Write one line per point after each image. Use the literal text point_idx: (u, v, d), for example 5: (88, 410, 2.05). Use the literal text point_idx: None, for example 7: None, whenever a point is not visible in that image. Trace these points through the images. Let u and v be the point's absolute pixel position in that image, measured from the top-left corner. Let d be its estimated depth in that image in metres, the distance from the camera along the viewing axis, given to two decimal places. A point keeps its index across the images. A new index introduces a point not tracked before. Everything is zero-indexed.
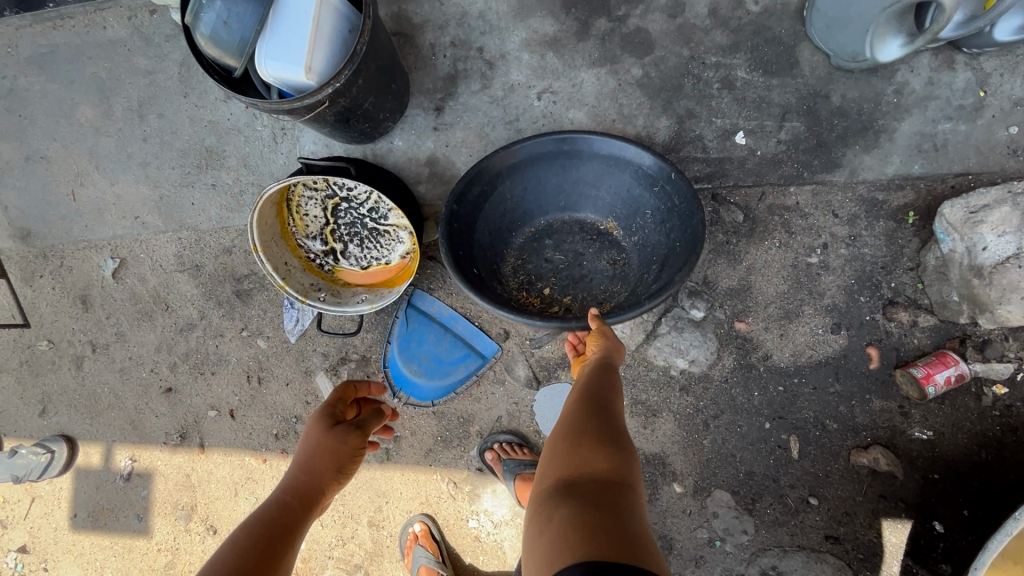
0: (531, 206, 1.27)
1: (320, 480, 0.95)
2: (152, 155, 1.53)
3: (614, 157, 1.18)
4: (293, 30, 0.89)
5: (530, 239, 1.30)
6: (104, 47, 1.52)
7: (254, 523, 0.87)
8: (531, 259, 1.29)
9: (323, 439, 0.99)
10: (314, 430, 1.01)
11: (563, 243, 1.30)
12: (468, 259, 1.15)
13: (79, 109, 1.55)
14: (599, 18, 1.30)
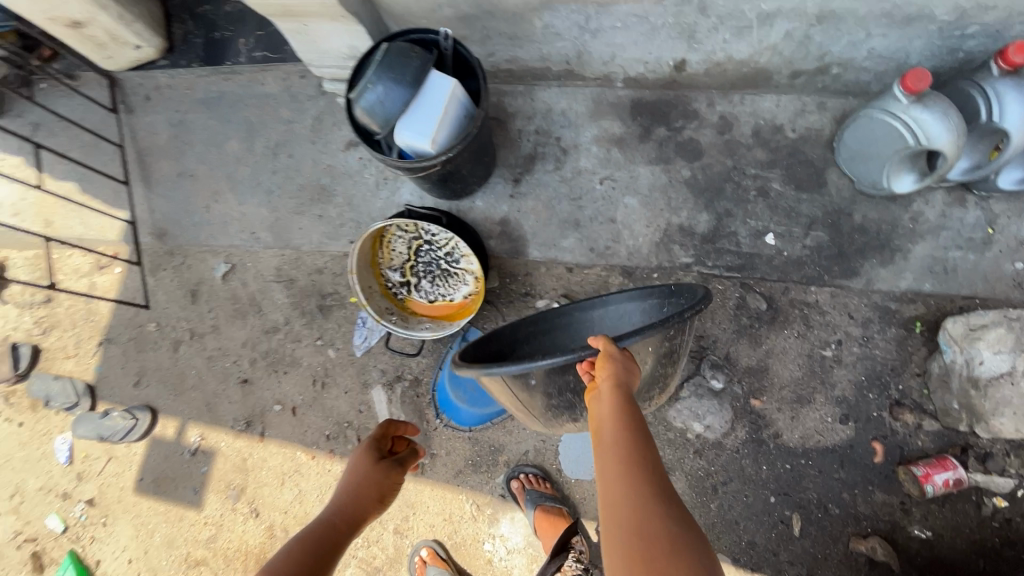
0: None
1: (364, 508, 1.11)
2: (277, 185, 1.87)
3: (617, 309, 1.29)
4: (429, 112, 1.19)
5: None
6: (260, 99, 1.92)
7: (305, 547, 1.01)
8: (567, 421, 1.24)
9: (368, 473, 1.14)
10: (359, 463, 1.16)
11: None
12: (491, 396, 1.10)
13: (229, 143, 1.92)
14: (659, 126, 1.57)
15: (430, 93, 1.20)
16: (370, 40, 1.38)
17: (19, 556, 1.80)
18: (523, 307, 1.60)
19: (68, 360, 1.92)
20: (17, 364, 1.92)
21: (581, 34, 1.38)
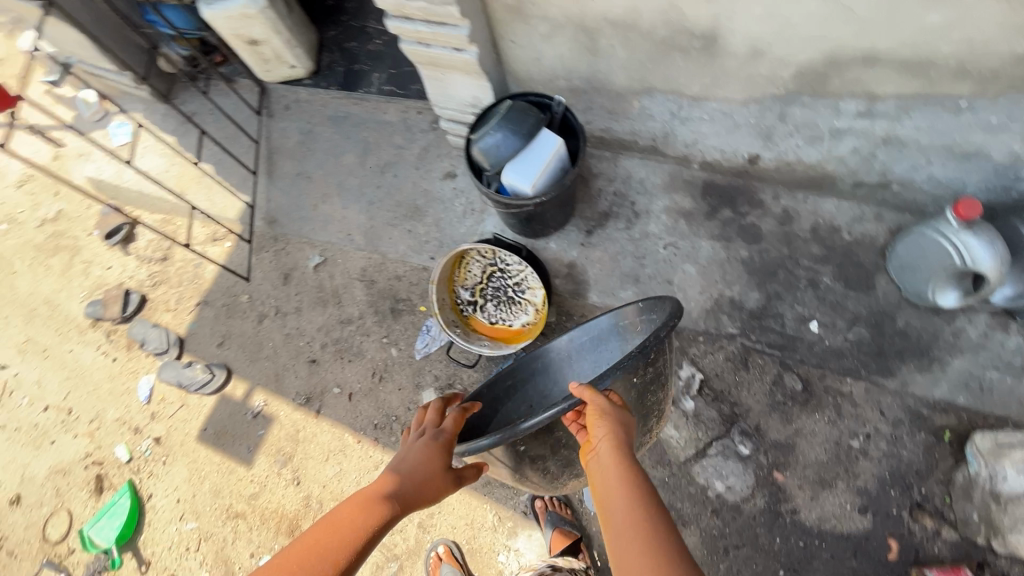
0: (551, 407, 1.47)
1: (417, 505, 1.06)
2: (378, 198, 2.14)
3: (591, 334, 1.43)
4: (535, 161, 1.40)
5: None
6: (380, 124, 2.23)
7: (353, 522, 0.97)
8: None
9: (431, 472, 1.09)
10: (424, 458, 1.11)
11: None
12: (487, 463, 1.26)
13: (345, 156, 2.23)
14: (726, 208, 1.75)
15: (538, 145, 1.41)
16: (491, 95, 1.64)
17: (83, 475, 2.00)
18: None
19: (168, 312, 2.20)
20: (126, 307, 2.21)
21: (672, 120, 1.60)
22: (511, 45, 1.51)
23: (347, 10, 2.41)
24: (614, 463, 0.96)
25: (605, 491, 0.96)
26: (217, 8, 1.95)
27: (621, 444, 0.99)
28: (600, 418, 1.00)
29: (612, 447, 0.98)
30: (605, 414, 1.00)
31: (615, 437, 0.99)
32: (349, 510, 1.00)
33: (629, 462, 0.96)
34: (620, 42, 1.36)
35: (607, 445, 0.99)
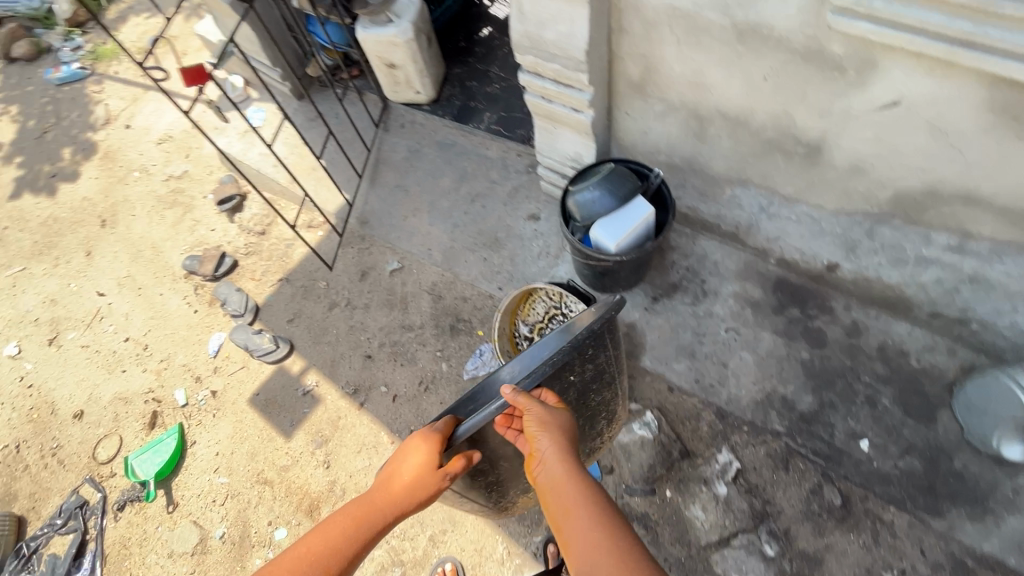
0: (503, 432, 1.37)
1: (412, 506, 1.06)
2: (463, 222, 2.29)
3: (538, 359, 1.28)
4: (624, 222, 1.50)
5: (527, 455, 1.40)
6: (480, 158, 2.42)
7: (346, 531, 1.02)
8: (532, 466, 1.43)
9: (419, 475, 1.05)
10: (413, 460, 1.06)
11: None
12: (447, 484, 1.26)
13: (443, 178, 2.41)
14: (795, 307, 1.77)
15: (631, 209, 1.51)
16: (594, 155, 1.78)
17: (140, 408, 2.17)
18: None
19: (252, 281, 2.40)
20: (219, 268, 2.43)
21: (759, 213, 1.67)
22: (625, 117, 1.64)
23: (475, 54, 2.67)
24: (558, 465, 1.04)
25: (554, 498, 1.02)
26: (371, 33, 2.22)
27: (566, 450, 1.06)
28: (540, 424, 1.07)
29: (555, 451, 1.05)
30: (544, 421, 1.07)
31: (555, 442, 1.06)
32: (343, 518, 1.04)
33: (574, 465, 1.03)
34: (726, 134, 1.46)
35: (549, 452, 1.06)
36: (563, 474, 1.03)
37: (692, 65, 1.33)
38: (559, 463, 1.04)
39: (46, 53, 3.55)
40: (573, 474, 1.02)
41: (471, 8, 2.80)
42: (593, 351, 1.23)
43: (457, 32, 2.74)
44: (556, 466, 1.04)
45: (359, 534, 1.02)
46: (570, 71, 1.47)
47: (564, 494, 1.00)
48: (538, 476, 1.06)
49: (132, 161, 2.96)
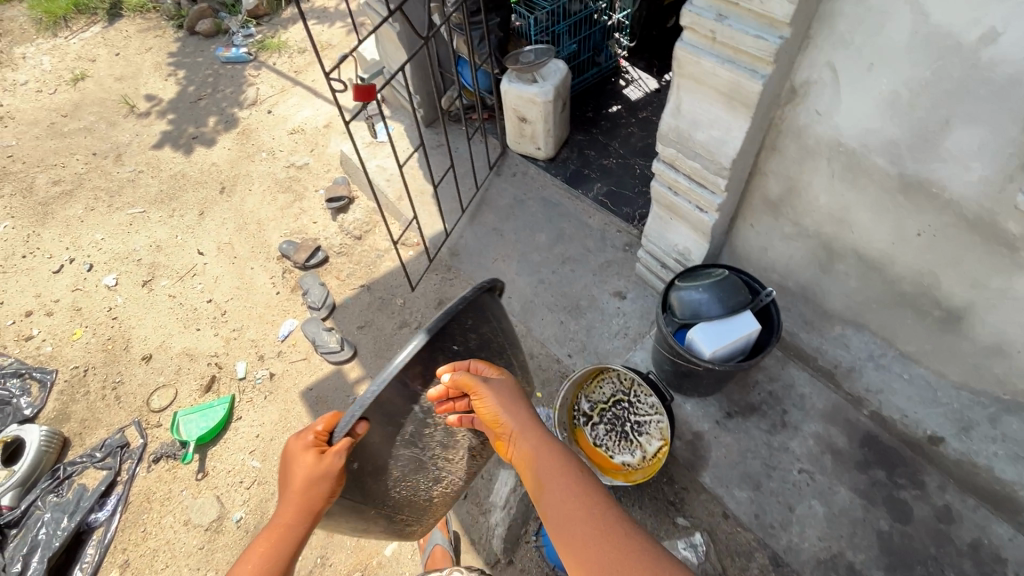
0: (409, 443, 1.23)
1: (320, 502, 1.05)
2: (549, 279, 2.30)
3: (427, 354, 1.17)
4: (728, 331, 1.45)
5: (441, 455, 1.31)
6: (580, 224, 2.45)
7: (263, 551, 1.04)
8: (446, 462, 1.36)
9: (304, 473, 1.02)
10: (294, 461, 1.04)
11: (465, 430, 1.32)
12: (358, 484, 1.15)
13: (539, 232, 2.45)
14: (881, 469, 1.63)
15: (736, 320, 1.47)
16: (704, 254, 1.76)
17: (202, 369, 2.26)
18: (663, 511, 1.66)
19: (336, 280, 2.50)
20: (310, 259, 2.55)
21: (866, 361, 1.57)
22: (747, 228, 1.62)
23: (600, 126, 2.76)
24: (526, 438, 1.14)
25: (528, 470, 1.13)
26: (515, 87, 2.35)
27: (530, 423, 1.17)
28: (497, 403, 1.14)
29: (520, 423, 1.16)
30: (502, 400, 1.16)
31: (516, 415, 1.16)
32: (261, 543, 1.06)
33: (541, 434, 1.15)
34: (855, 274, 1.41)
35: (516, 427, 1.16)
36: (534, 446, 1.14)
37: (842, 200, 1.30)
38: (525, 433, 1.15)
39: (222, 33, 4.00)
40: (543, 445, 1.13)
41: (606, 84, 2.93)
42: (473, 316, 1.24)
43: (587, 102, 2.86)
44: (524, 441, 1.14)
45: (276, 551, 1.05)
46: (710, 173, 1.48)
47: (536, 464, 1.12)
48: (510, 450, 1.17)
49: (263, 142, 3.22)
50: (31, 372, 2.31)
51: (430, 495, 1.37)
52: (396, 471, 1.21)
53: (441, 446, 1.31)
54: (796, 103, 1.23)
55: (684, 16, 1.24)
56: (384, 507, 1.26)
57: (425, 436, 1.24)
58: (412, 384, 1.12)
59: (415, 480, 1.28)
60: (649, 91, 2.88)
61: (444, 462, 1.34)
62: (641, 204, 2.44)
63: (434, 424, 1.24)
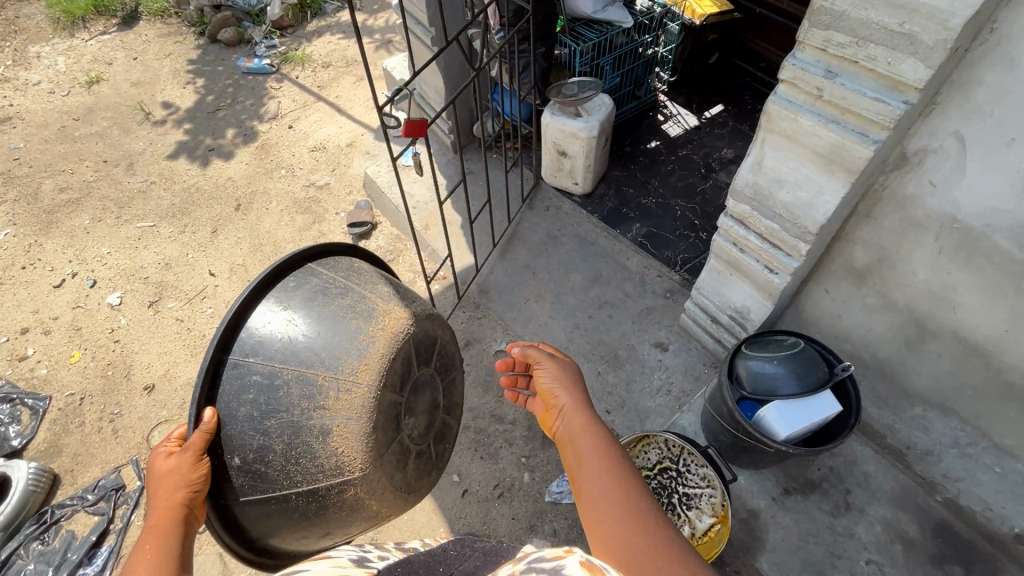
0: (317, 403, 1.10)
1: (188, 496, 0.95)
2: (584, 324, 2.16)
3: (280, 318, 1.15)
4: (806, 413, 1.32)
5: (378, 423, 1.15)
6: (618, 266, 2.31)
7: (149, 556, 0.84)
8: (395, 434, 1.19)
9: (161, 472, 0.95)
10: (152, 473, 0.96)
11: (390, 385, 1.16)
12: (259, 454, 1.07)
13: (574, 273, 2.32)
14: (959, 565, 1.47)
15: (814, 400, 1.33)
16: (765, 315, 1.63)
17: None
18: None
19: None
20: None
21: (949, 447, 1.43)
22: (820, 293, 1.49)
23: (638, 162, 2.65)
24: (574, 412, 1.21)
25: (570, 441, 1.17)
26: (557, 120, 2.23)
27: (582, 403, 1.24)
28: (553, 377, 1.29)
29: (574, 405, 1.23)
30: (560, 378, 1.28)
31: (572, 396, 1.25)
32: (144, 550, 0.85)
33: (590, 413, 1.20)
34: (950, 357, 1.27)
35: (569, 406, 1.23)
36: (581, 424, 1.18)
37: (946, 279, 1.17)
38: (577, 415, 1.20)
39: (244, 43, 3.90)
40: (588, 419, 1.17)
41: (644, 118, 2.83)
42: (293, 277, 1.21)
43: (624, 136, 2.76)
44: (572, 414, 1.21)
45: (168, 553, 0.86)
46: (788, 236, 1.36)
47: (580, 439, 1.14)
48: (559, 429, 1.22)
49: (282, 159, 3.10)
50: (22, 398, 2.14)
51: (331, 451, 1.09)
52: (277, 444, 1.07)
53: (310, 400, 1.09)
54: (905, 172, 1.11)
55: (785, 71, 1.12)
56: (294, 482, 1.08)
57: (281, 398, 1.09)
58: (242, 356, 1.10)
59: (306, 442, 1.08)
60: (688, 128, 2.78)
61: (327, 416, 1.09)
62: (683, 247, 2.32)
63: (288, 385, 1.09)
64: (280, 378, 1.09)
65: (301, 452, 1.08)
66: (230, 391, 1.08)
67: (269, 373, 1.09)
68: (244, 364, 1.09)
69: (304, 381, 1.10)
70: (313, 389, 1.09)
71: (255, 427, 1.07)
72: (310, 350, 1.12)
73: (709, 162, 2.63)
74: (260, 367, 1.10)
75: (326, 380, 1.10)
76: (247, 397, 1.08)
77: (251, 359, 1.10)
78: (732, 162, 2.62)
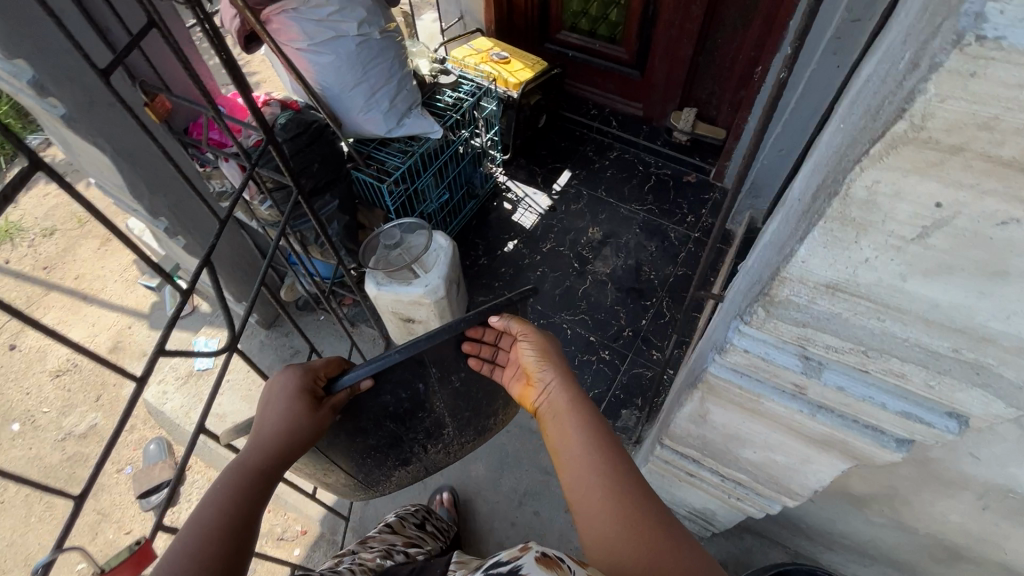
0: (416, 429, 1.08)
1: (299, 453, 0.83)
2: (511, 540, 1.64)
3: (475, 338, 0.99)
4: None
5: (435, 447, 1.18)
6: (523, 432, 1.83)
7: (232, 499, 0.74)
8: (430, 462, 1.23)
9: (291, 417, 0.82)
10: (284, 401, 0.83)
11: (464, 432, 1.20)
12: (357, 448, 1.04)
13: (473, 463, 1.79)
14: None
15: None
16: (736, 518, 1.24)
17: None
18: None
19: None
20: None
21: None
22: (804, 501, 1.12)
23: (502, 276, 2.17)
24: (564, 394, 0.93)
25: (553, 426, 0.91)
26: (387, 291, 1.63)
27: (569, 378, 0.96)
28: (539, 359, 0.97)
29: (558, 382, 0.96)
30: (548, 356, 0.96)
31: (560, 372, 0.96)
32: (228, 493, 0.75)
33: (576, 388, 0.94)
34: None
35: (558, 384, 0.95)
36: (568, 404, 0.91)
37: (994, 528, 0.84)
38: (562, 394, 0.93)
39: None
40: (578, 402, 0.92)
41: (489, 212, 2.36)
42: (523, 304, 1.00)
43: (475, 245, 2.26)
44: (560, 394, 0.94)
45: (242, 505, 0.74)
46: (762, 487, 0.96)
47: (564, 418, 0.90)
48: (538, 405, 0.98)
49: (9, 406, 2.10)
50: None
51: (391, 464, 1.14)
52: (370, 437, 1.03)
53: (427, 434, 1.11)
54: None
55: (727, 355, 0.68)
56: (355, 466, 1.09)
57: (414, 418, 1.05)
58: (430, 362, 0.94)
59: (389, 454, 1.11)
60: (542, 212, 2.36)
61: (424, 448, 1.15)
62: (590, 382, 1.89)
63: (432, 408, 1.06)
64: (431, 399, 1.03)
65: (383, 459, 1.11)
66: (390, 382, 0.93)
67: (426, 387, 1.00)
68: (421, 372, 0.95)
69: (439, 416, 1.10)
70: (440, 424, 1.12)
71: (377, 422, 1.00)
72: (456, 391, 1.07)
73: (580, 250, 2.23)
74: (431, 378, 0.99)
75: (449, 427, 1.15)
76: (399, 393, 0.96)
77: (430, 367, 0.96)
78: (603, 243, 2.25)
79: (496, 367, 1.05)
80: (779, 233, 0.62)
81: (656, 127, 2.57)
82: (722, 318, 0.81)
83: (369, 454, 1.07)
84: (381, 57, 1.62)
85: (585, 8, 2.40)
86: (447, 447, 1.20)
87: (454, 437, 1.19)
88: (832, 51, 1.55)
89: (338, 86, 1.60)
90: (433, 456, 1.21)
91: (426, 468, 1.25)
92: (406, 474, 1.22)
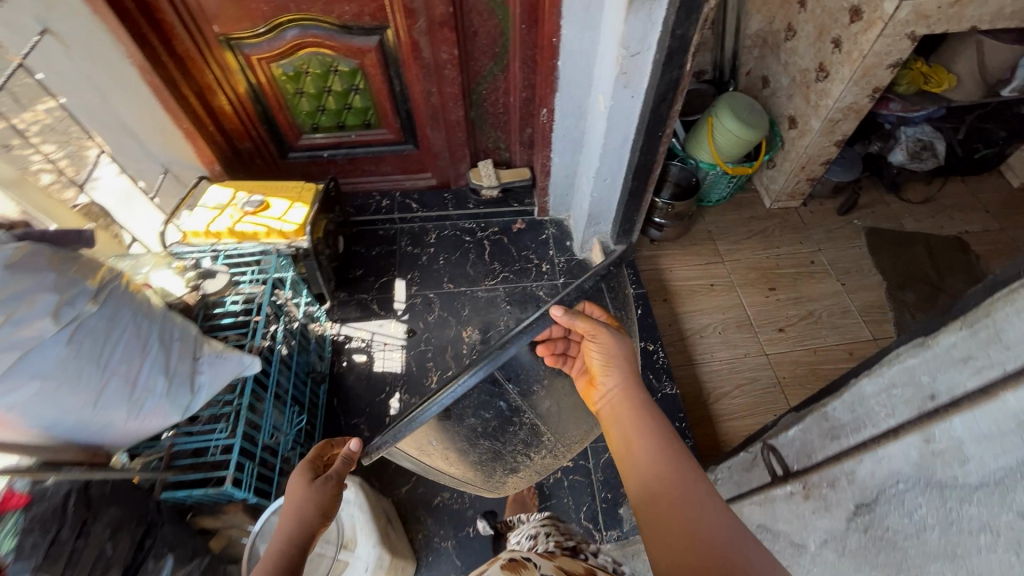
0: (512, 443, 0.98)
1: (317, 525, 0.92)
2: None
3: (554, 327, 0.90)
4: None
5: (545, 454, 1.07)
6: None
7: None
8: (547, 464, 1.13)
9: (299, 495, 0.93)
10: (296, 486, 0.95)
11: (576, 430, 1.08)
12: (452, 457, 0.98)
13: None
14: None
15: None
16: None
17: None
18: None
19: None
20: None
21: None
22: None
23: None
24: (626, 400, 0.92)
25: (615, 429, 0.92)
26: None
27: (635, 387, 0.94)
28: (606, 357, 0.93)
29: (624, 390, 0.93)
30: (616, 353, 0.93)
31: (629, 373, 0.94)
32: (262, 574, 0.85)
33: (642, 402, 0.91)
34: None
35: (622, 386, 0.93)
36: (624, 403, 0.92)
37: None
38: (626, 401, 0.92)
39: None
40: (635, 409, 0.91)
41: (347, 377, 1.90)
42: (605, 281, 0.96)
43: (356, 428, 1.79)
44: (622, 398, 0.93)
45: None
46: None
47: (628, 426, 0.90)
48: (601, 407, 0.96)
49: None
50: None
51: (502, 471, 1.07)
52: (473, 455, 0.98)
53: (525, 445, 1.00)
54: None
55: None
56: (461, 474, 1.05)
57: (510, 434, 0.96)
58: (504, 377, 0.87)
59: (494, 465, 1.03)
60: (404, 343, 1.98)
61: (527, 457, 1.04)
62: (574, 502, 1.68)
63: (522, 422, 0.95)
64: (519, 414, 0.93)
65: (483, 467, 1.03)
66: (465, 405, 0.86)
67: (506, 400, 0.90)
68: (499, 389, 0.87)
69: (533, 427, 0.98)
70: (536, 434, 0.99)
71: (472, 443, 0.94)
72: (550, 396, 0.97)
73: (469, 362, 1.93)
74: (511, 395, 0.90)
75: (550, 436, 1.02)
76: (483, 413, 0.89)
77: (507, 383, 0.88)
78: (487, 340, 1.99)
79: (566, 361, 0.98)
80: (1000, 525, 0.44)
81: (457, 189, 2.34)
82: (854, 546, 0.64)
83: (475, 463, 1.01)
84: (115, 333, 1.07)
85: (320, 104, 1.99)
86: (556, 451, 1.08)
87: (559, 441, 1.06)
88: (622, 85, 1.48)
89: (65, 413, 1.00)
90: (542, 462, 1.10)
91: (541, 469, 1.14)
92: (520, 475, 1.12)
